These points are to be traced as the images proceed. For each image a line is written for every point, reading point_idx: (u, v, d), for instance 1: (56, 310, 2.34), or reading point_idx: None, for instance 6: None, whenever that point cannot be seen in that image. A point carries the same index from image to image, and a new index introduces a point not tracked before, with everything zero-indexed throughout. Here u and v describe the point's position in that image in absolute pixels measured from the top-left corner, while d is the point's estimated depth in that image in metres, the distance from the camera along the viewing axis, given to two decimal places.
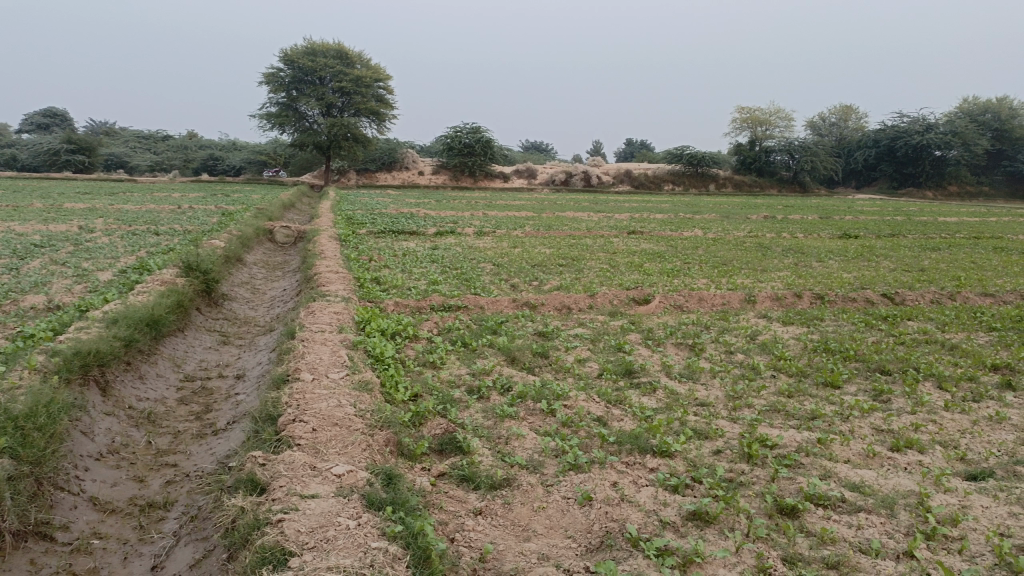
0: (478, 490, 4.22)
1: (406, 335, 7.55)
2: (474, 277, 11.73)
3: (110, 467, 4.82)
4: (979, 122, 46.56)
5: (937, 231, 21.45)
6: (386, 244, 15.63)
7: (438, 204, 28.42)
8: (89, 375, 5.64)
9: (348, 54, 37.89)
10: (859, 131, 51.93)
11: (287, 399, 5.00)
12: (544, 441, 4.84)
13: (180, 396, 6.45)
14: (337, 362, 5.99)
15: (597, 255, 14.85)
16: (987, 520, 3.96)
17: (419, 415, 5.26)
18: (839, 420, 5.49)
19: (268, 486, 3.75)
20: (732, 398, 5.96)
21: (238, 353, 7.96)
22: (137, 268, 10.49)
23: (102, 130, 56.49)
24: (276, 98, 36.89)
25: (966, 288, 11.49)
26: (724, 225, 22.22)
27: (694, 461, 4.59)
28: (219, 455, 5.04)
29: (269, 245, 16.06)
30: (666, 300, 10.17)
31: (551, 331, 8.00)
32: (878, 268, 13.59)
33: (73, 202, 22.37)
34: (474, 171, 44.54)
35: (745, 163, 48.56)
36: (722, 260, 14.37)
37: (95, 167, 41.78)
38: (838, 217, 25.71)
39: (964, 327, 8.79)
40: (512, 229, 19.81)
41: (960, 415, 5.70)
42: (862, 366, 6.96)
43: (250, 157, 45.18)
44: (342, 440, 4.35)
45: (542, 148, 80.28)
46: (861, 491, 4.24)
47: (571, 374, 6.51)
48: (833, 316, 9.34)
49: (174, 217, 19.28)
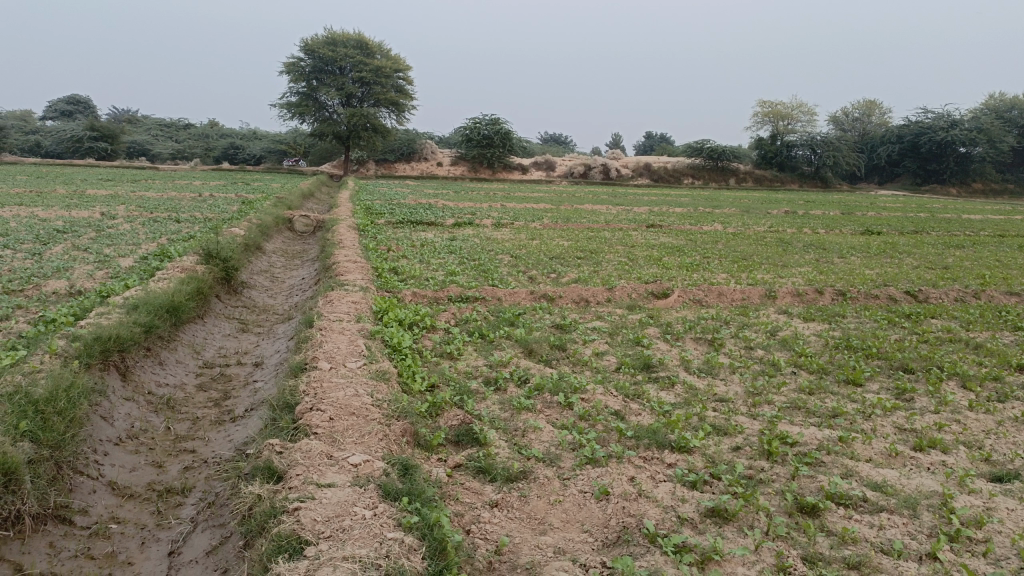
0: (495, 482, 4.20)
1: (424, 326, 7.54)
2: (492, 268, 11.71)
3: (128, 452, 4.85)
4: (1006, 118, 45.81)
5: (962, 229, 21.16)
6: (404, 235, 15.64)
7: (457, 195, 28.44)
8: (110, 361, 5.67)
9: (369, 43, 37.86)
10: (883, 126, 51.33)
11: (305, 388, 5.01)
12: (562, 435, 4.81)
13: (198, 382, 6.49)
14: (355, 351, 5.99)
15: (616, 248, 14.78)
16: (1013, 522, 3.88)
17: (435, 406, 5.25)
18: (860, 418, 5.42)
19: (285, 474, 3.75)
20: (751, 394, 5.90)
21: (256, 340, 7.99)
22: (158, 255, 10.55)
23: (125, 117, 56.95)
24: (296, 88, 36.98)
25: (991, 286, 11.32)
26: (744, 220, 22.03)
27: (713, 457, 4.54)
28: (237, 442, 5.06)
29: (288, 233, 16.12)
30: (685, 294, 10.10)
31: (569, 323, 7.96)
32: (900, 265, 13.42)
33: (96, 189, 22.57)
34: (493, 162, 44.48)
35: (766, 158, 48.16)
36: (742, 254, 14.25)
37: (118, 154, 42.15)
38: (860, 213, 25.44)
39: (989, 326, 8.65)
40: (531, 221, 19.75)
41: (984, 415, 5.60)
42: (884, 364, 6.86)
43: (270, 147, 45.38)
44: (359, 429, 4.34)
45: (561, 140, 79.99)
46: (883, 491, 4.17)
47: (589, 367, 6.47)
48: (855, 312, 9.23)
49: (195, 205, 19.39)
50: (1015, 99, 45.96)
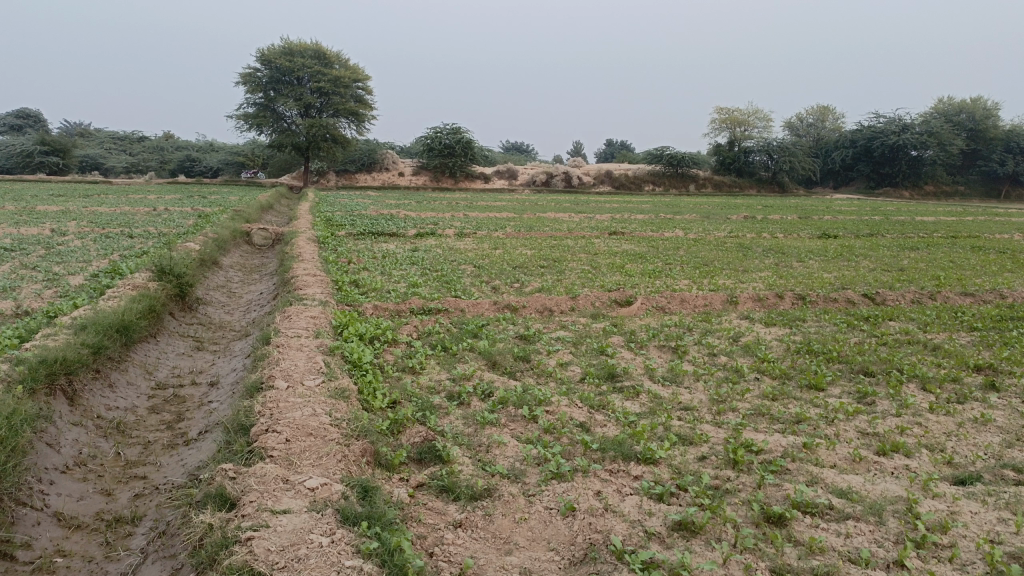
0: (458, 501, 4.10)
1: (385, 340, 7.40)
2: (455, 279, 11.60)
3: (75, 480, 4.63)
4: (955, 122, 47.04)
5: (916, 231, 21.59)
6: (366, 246, 15.45)
7: (419, 205, 28.28)
8: (56, 384, 5.45)
9: (327, 54, 37.54)
10: (837, 131, 52.39)
11: (260, 409, 4.84)
12: (526, 449, 4.72)
13: (151, 404, 6.27)
14: (313, 368, 5.83)
15: (579, 256, 14.77)
16: (977, 526, 3.90)
17: (397, 423, 5.13)
18: (824, 423, 5.42)
19: (238, 501, 3.60)
20: (716, 402, 5.87)
21: (212, 359, 7.77)
22: (109, 273, 10.24)
23: (78, 131, 55.62)
24: (254, 98, 36.48)
25: (946, 287, 11.53)
26: (704, 226, 22.23)
27: (679, 468, 4.49)
28: (190, 466, 4.87)
29: (246, 247, 15.82)
30: (648, 301, 10.11)
31: (533, 334, 7.89)
32: (858, 268, 13.61)
33: (46, 205, 21.99)
34: (455, 172, 44.40)
35: (724, 164, 48.81)
36: (704, 260, 14.35)
37: (70, 169, 41.15)
38: (817, 218, 25.89)
39: (945, 327, 8.79)
40: (494, 230, 19.66)
41: (944, 417, 5.65)
42: (845, 368, 6.90)
43: (228, 159, 44.69)
44: (317, 450, 4.21)
45: (523, 148, 80.20)
46: (849, 498, 4.16)
47: (554, 378, 6.39)
48: (816, 316, 9.30)
49: (150, 219, 18.93)
50: (963, 104, 47.21)
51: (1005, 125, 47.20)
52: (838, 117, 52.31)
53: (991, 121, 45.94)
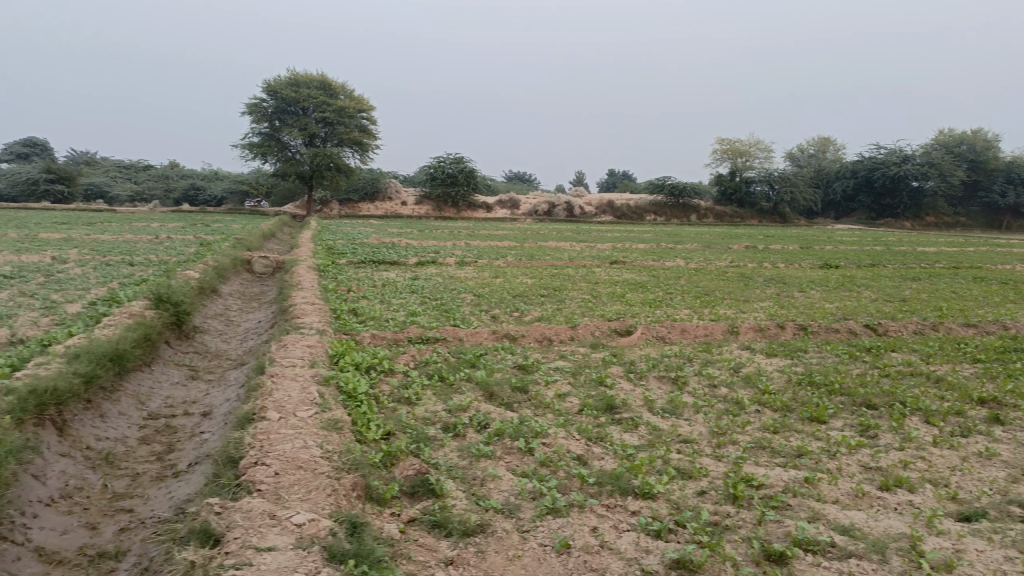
0: (450, 537, 3.99)
1: (382, 370, 7.32)
2: (454, 308, 11.54)
3: (60, 514, 4.53)
4: (955, 153, 47.22)
5: (917, 261, 21.53)
6: (366, 275, 15.42)
7: (420, 234, 28.33)
8: (46, 414, 5.36)
9: (331, 84, 37.90)
10: (838, 162, 52.64)
11: (250, 441, 4.76)
12: (521, 483, 4.62)
13: (142, 435, 6.18)
14: (307, 399, 5.74)
15: (580, 285, 14.72)
16: (984, 565, 3.78)
17: (390, 456, 5.03)
18: (826, 457, 5.32)
19: (222, 538, 3.51)
20: (716, 435, 5.77)
21: (206, 389, 7.68)
22: (107, 301, 10.20)
23: (84, 159, 56.05)
24: (258, 128, 36.75)
25: (949, 318, 11.45)
26: (706, 256, 22.19)
27: (677, 503, 4.38)
28: (178, 499, 4.77)
29: (247, 275, 15.82)
30: (648, 331, 10.03)
31: (531, 364, 7.80)
32: (860, 299, 13.54)
33: (49, 233, 22.04)
34: (457, 201, 44.61)
35: (725, 194, 48.97)
36: (705, 290, 14.29)
37: (75, 197, 41.38)
38: (818, 247, 25.88)
39: (948, 359, 8.69)
40: (495, 260, 19.65)
41: (949, 451, 5.54)
42: (847, 401, 6.79)
43: (232, 187, 44.91)
44: (306, 485, 4.11)
45: (525, 177, 80.60)
46: (851, 536, 4.05)
47: (551, 410, 6.29)
48: (817, 347, 9.21)
49: (151, 248, 18.95)
50: (963, 135, 47.44)
51: (1005, 157, 47.38)
52: (838, 147, 52.61)
53: (991, 152, 46.11)
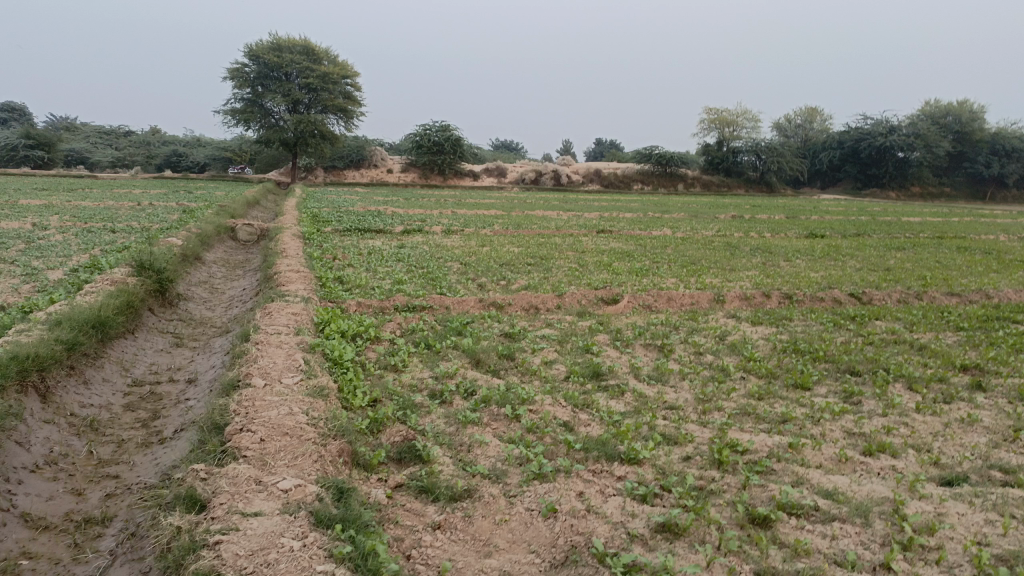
0: (437, 502, 4.00)
1: (368, 337, 7.29)
2: (441, 276, 11.49)
3: (45, 480, 4.51)
4: (941, 124, 47.29)
5: (901, 231, 21.65)
6: (351, 243, 15.30)
7: (406, 203, 28.11)
8: (28, 381, 5.31)
9: (315, 50, 37.29)
10: (824, 132, 52.62)
11: (236, 408, 4.73)
12: (508, 449, 4.63)
13: (127, 401, 6.14)
14: (292, 366, 5.71)
15: (566, 254, 14.69)
16: (964, 528, 3.84)
17: (377, 422, 5.02)
18: (810, 423, 5.36)
19: (208, 503, 3.49)
20: (701, 402, 5.80)
21: (191, 356, 7.64)
22: (89, 267, 10.07)
23: (63, 125, 55.04)
24: (241, 94, 36.18)
25: (932, 287, 11.54)
26: (692, 225, 22.20)
27: (664, 468, 4.41)
28: (164, 465, 4.75)
29: (231, 243, 15.68)
30: (634, 300, 10.04)
31: (518, 332, 7.80)
32: (845, 268, 13.61)
33: (29, 199, 21.68)
34: (443, 169, 44.29)
35: (712, 163, 48.88)
36: (691, 259, 14.30)
37: (55, 163, 40.69)
38: (804, 217, 25.96)
39: (932, 327, 8.77)
40: (481, 228, 19.55)
41: (931, 417, 5.61)
42: (831, 368, 6.85)
43: (215, 154, 44.32)
44: (292, 451, 4.10)
45: (512, 146, 80.10)
46: (835, 500, 4.10)
47: (538, 377, 6.31)
48: (802, 315, 9.26)
49: (133, 214, 18.69)
50: (949, 106, 47.47)
51: (990, 127, 47.52)
52: (825, 117, 52.58)
53: (977, 123, 46.19)
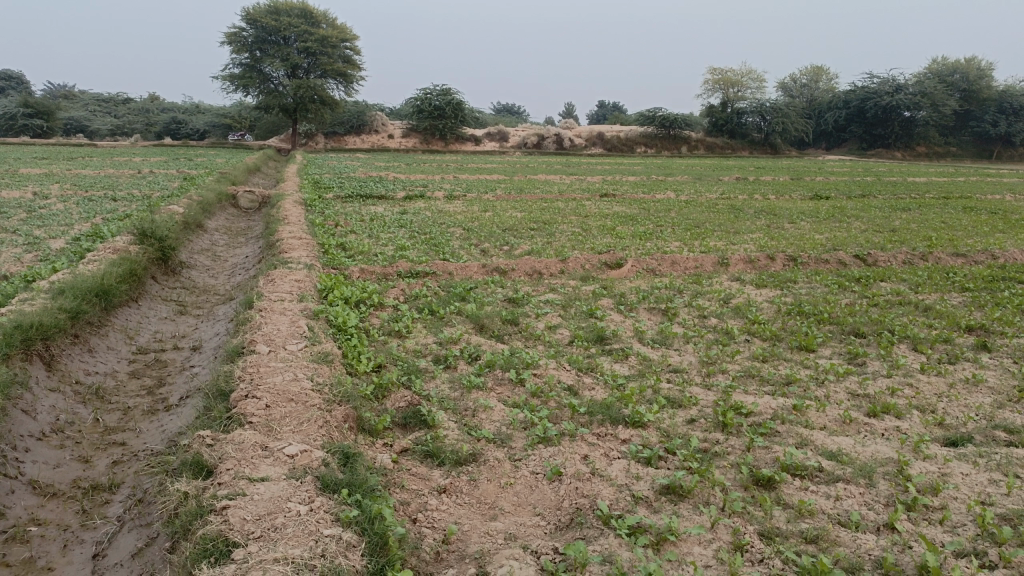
0: (443, 466, 4.02)
1: (371, 303, 7.28)
2: (443, 242, 11.44)
3: (52, 448, 4.54)
4: (948, 82, 46.65)
5: (907, 191, 21.46)
6: (353, 209, 15.23)
7: (408, 168, 27.91)
8: (33, 350, 5.32)
9: (313, 13, 36.78)
10: (830, 92, 51.98)
11: (240, 375, 4.74)
12: (513, 413, 4.64)
13: (132, 369, 6.16)
14: (296, 333, 5.71)
15: (570, 218, 14.61)
16: (968, 488, 3.85)
17: (381, 388, 5.04)
18: (814, 385, 5.36)
19: (214, 469, 3.51)
20: (705, 364, 5.80)
21: (195, 323, 7.64)
22: (91, 236, 10.04)
23: (61, 92, 54.54)
24: (239, 59, 35.78)
25: (938, 248, 11.46)
26: (696, 187, 22.05)
27: (668, 431, 4.42)
28: (170, 432, 4.77)
29: (233, 210, 15.61)
30: (638, 264, 10.00)
31: (521, 297, 7.78)
32: (850, 229, 13.51)
33: (29, 168, 21.57)
34: (445, 134, 43.93)
35: (716, 125, 48.39)
36: (695, 222, 14.22)
37: (54, 132, 40.43)
38: (809, 178, 25.75)
39: (937, 288, 8.73)
40: (483, 193, 19.44)
41: (936, 378, 5.61)
42: (836, 330, 6.83)
43: (214, 121, 43.96)
44: (297, 417, 4.11)
45: (514, 109, 79.36)
46: (839, 460, 4.11)
47: (542, 341, 6.30)
48: (807, 278, 9.21)
49: (134, 183, 18.59)
50: (956, 64, 46.77)
51: (998, 85, 46.89)
52: (830, 77, 51.90)
53: (984, 81, 45.55)
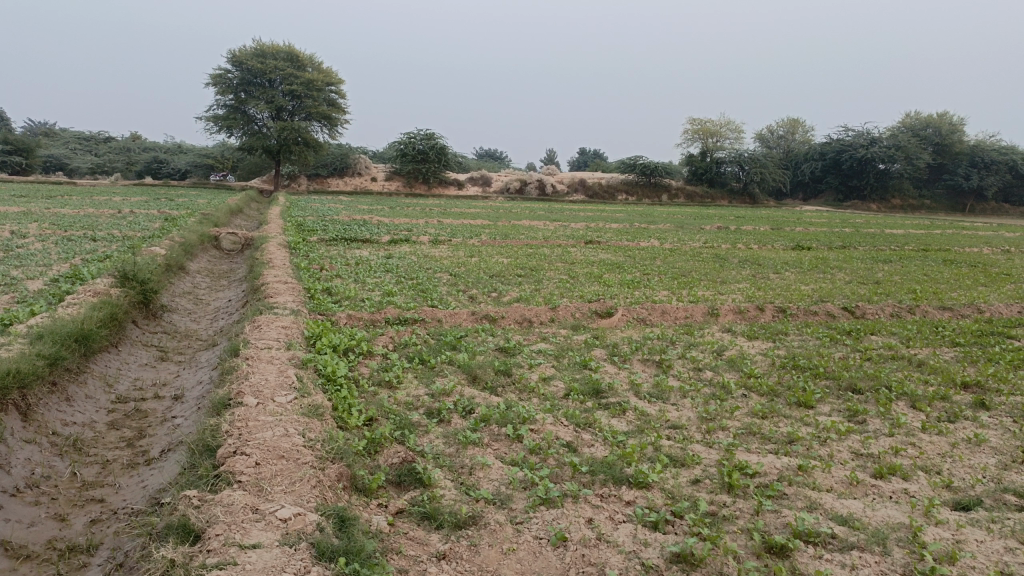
0: (441, 530, 3.84)
1: (360, 352, 7.10)
2: (431, 287, 11.33)
3: (26, 505, 4.30)
4: (921, 136, 47.81)
5: (887, 243, 21.73)
6: (338, 253, 15.10)
7: (392, 211, 27.88)
8: (8, 399, 5.09)
9: (300, 56, 37.10)
10: (807, 143, 53.10)
11: (228, 429, 4.53)
12: (512, 472, 4.47)
13: (110, 419, 5.91)
14: (285, 384, 5.52)
15: (556, 265, 14.57)
16: (985, 556, 3.74)
17: (374, 443, 4.85)
18: (817, 443, 5.24)
19: (202, 534, 3.31)
20: (705, 421, 5.66)
21: (177, 370, 7.42)
22: (69, 277, 9.81)
23: (42, 130, 54.28)
24: (224, 100, 35.86)
25: (924, 301, 11.52)
26: (679, 235, 22.23)
27: (673, 493, 4.27)
28: (152, 489, 4.55)
29: (215, 252, 15.41)
30: (628, 313, 9.93)
31: (513, 346, 7.64)
32: (835, 281, 13.60)
33: (7, 206, 21.24)
34: (428, 178, 44.09)
35: (696, 174, 49.03)
36: (681, 271, 14.22)
37: (34, 169, 40.07)
38: (789, 228, 26.09)
39: (928, 342, 8.72)
40: (469, 238, 19.41)
41: (937, 437, 5.52)
42: (833, 385, 6.74)
43: (197, 161, 43.87)
44: (289, 475, 3.92)
45: (496, 155, 80.23)
46: (851, 526, 3.98)
47: (537, 394, 6.15)
48: (797, 330, 9.18)
49: (113, 222, 18.37)
50: (928, 118, 48.01)
51: (969, 140, 48.07)
52: (807, 129, 53.13)
53: (956, 136, 46.66)
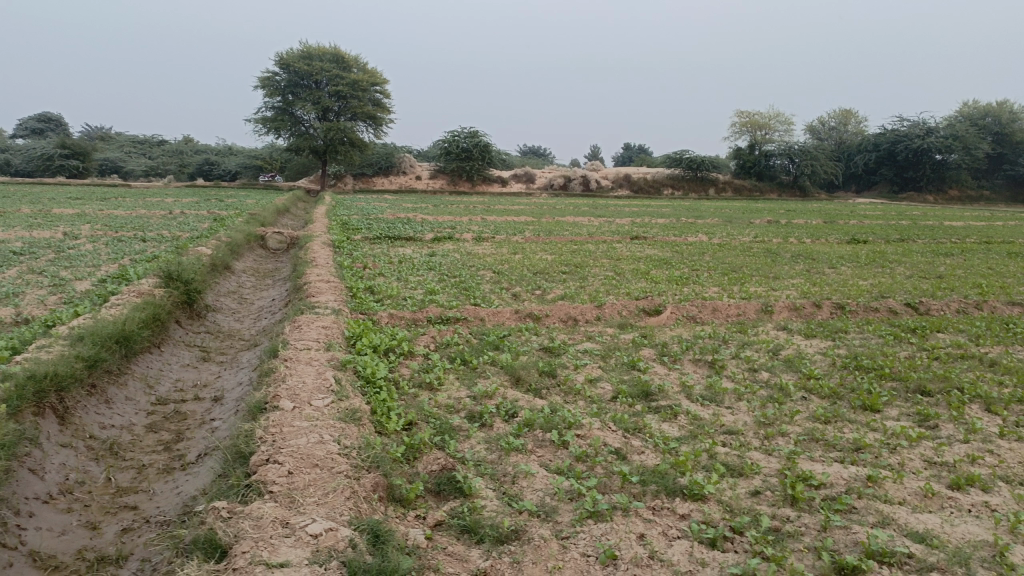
0: (482, 544, 3.61)
1: (401, 352, 6.91)
2: (474, 286, 11.12)
3: (58, 512, 4.19)
4: (979, 126, 46.01)
5: (946, 236, 20.86)
6: (381, 251, 14.98)
7: (436, 209, 27.81)
8: (46, 402, 5.01)
9: (345, 57, 37.32)
10: (859, 134, 51.66)
11: (261, 435, 4.37)
12: (557, 481, 4.21)
13: (149, 421, 5.83)
14: (322, 386, 5.35)
15: (602, 261, 14.22)
16: None
17: (413, 449, 4.65)
18: (886, 451, 4.86)
19: (229, 551, 3.14)
20: (763, 426, 5.33)
21: (218, 371, 7.33)
22: (116, 278, 9.84)
23: (99, 134, 55.75)
24: (271, 102, 36.22)
25: (991, 296, 10.90)
26: (728, 230, 21.68)
27: (731, 506, 3.96)
28: (186, 496, 4.42)
29: (261, 251, 15.47)
30: (678, 311, 9.57)
31: (558, 346, 7.37)
32: (894, 275, 13.03)
33: (63, 208, 21.71)
34: (472, 175, 43.99)
35: (744, 167, 47.99)
36: (732, 266, 13.77)
37: (90, 171, 41.18)
38: (842, 221, 25.31)
39: (999, 340, 8.19)
40: (513, 235, 19.16)
41: (1018, 444, 5.08)
42: (899, 387, 6.32)
43: (246, 162, 44.49)
44: (322, 486, 3.73)
45: (541, 152, 79.92)
46: (929, 545, 3.62)
47: (583, 397, 5.87)
48: (858, 328, 8.69)
49: (163, 223, 18.64)
50: (988, 107, 46.27)
51: None
52: (859, 120, 51.72)
53: (1017, 125, 44.86)
